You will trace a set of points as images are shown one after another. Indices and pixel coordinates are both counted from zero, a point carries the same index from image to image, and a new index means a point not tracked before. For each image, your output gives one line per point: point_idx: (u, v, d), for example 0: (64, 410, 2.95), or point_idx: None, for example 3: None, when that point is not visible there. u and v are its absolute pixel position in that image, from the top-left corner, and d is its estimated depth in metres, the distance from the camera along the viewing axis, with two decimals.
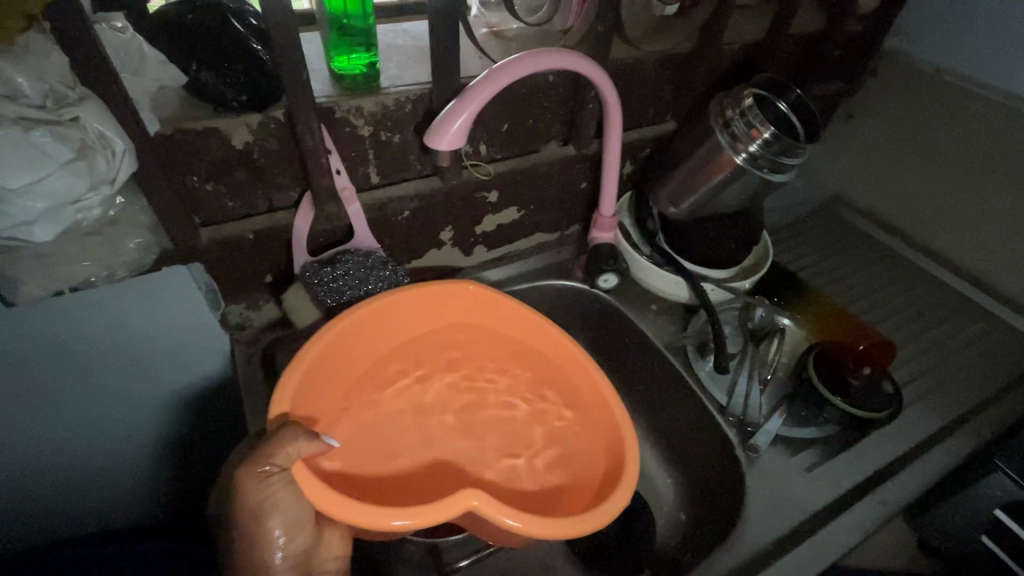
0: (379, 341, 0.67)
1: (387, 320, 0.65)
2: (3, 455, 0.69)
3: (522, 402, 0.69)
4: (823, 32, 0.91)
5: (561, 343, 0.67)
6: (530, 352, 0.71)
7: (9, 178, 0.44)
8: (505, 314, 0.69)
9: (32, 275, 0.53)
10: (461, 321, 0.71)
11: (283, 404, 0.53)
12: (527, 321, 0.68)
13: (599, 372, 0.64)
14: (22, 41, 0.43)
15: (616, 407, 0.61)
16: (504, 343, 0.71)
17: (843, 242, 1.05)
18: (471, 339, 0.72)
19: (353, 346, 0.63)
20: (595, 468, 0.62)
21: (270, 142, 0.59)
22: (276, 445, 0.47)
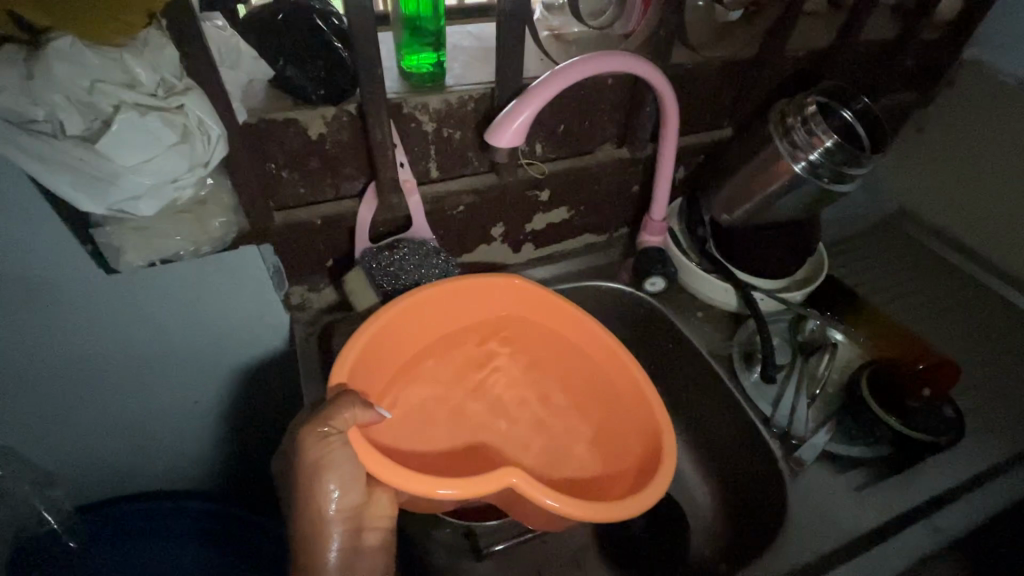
0: (428, 331, 0.69)
1: (436, 310, 0.68)
2: (90, 410, 0.76)
3: (562, 396, 0.71)
4: (894, 40, 0.88)
5: (600, 337, 0.68)
6: (570, 349, 0.72)
7: (125, 157, 0.50)
8: (547, 309, 0.71)
9: (134, 246, 0.60)
10: (504, 316, 0.73)
11: (341, 376, 0.57)
12: (568, 316, 0.70)
13: (636, 368, 0.65)
14: (143, 36, 0.49)
15: (656, 402, 0.62)
16: (546, 338, 0.73)
17: (906, 259, 1.00)
18: (514, 332, 0.74)
19: (402, 333, 0.66)
20: (631, 459, 0.63)
21: (343, 133, 0.64)
22: (336, 407, 0.51)
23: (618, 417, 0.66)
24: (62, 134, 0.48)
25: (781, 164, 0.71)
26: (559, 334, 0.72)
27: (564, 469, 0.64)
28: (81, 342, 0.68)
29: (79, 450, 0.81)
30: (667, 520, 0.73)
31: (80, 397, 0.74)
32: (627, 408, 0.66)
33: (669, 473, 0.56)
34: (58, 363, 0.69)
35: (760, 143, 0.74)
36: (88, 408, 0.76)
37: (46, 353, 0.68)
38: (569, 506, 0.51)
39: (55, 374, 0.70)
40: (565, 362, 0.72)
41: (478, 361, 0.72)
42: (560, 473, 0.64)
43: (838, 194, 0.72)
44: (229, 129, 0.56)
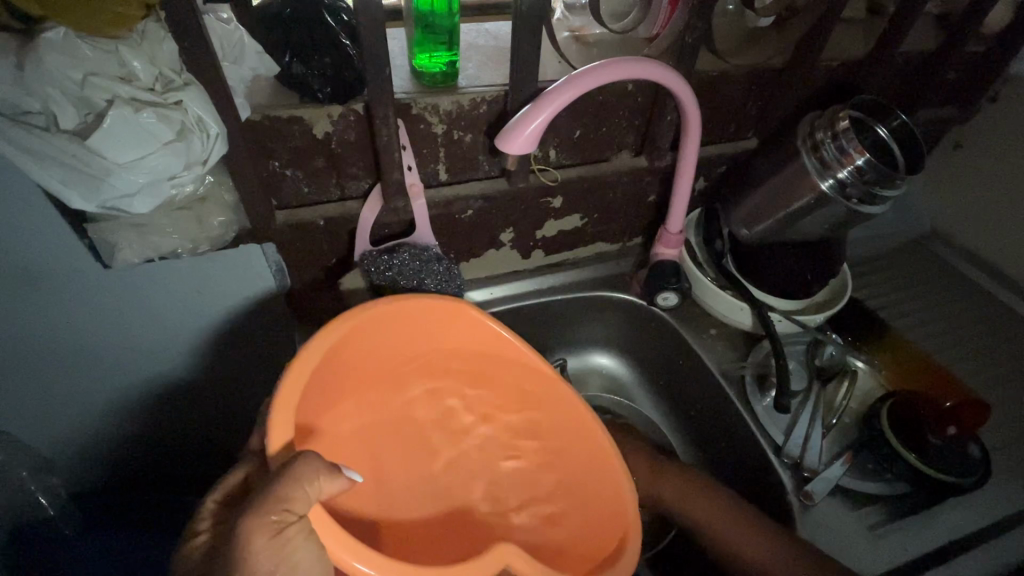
0: (355, 366, 0.53)
1: (368, 342, 0.53)
2: (84, 401, 0.75)
3: (510, 437, 0.61)
4: (938, 51, 0.82)
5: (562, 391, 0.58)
6: (524, 385, 0.60)
7: (118, 154, 0.48)
8: (500, 344, 0.58)
9: (128, 243, 0.59)
10: (446, 342, 0.59)
11: (285, 436, 0.43)
12: (525, 353, 0.58)
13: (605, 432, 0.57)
14: (140, 28, 0.47)
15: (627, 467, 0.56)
16: (496, 371, 0.61)
17: (934, 284, 0.95)
18: (456, 360, 0.60)
19: (321, 382, 0.50)
20: (593, 520, 0.56)
21: (349, 133, 0.61)
22: (292, 488, 0.40)
23: (565, 463, 0.59)
24: (55, 126, 0.47)
25: (807, 181, 0.67)
26: (510, 371, 0.60)
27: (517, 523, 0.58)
28: (75, 332, 0.66)
29: (74, 438, 0.80)
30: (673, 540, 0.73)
31: (71, 389, 0.73)
32: (587, 459, 0.58)
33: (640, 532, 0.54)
34: (51, 352, 0.67)
35: (786, 160, 0.70)
36: (82, 399, 0.75)
37: (39, 344, 0.66)
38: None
39: (49, 364, 0.69)
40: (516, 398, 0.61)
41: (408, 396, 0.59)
42: (512, 526, 0.58)
43: (866, 216, 0.68)
44: (230, 126, 0.55)
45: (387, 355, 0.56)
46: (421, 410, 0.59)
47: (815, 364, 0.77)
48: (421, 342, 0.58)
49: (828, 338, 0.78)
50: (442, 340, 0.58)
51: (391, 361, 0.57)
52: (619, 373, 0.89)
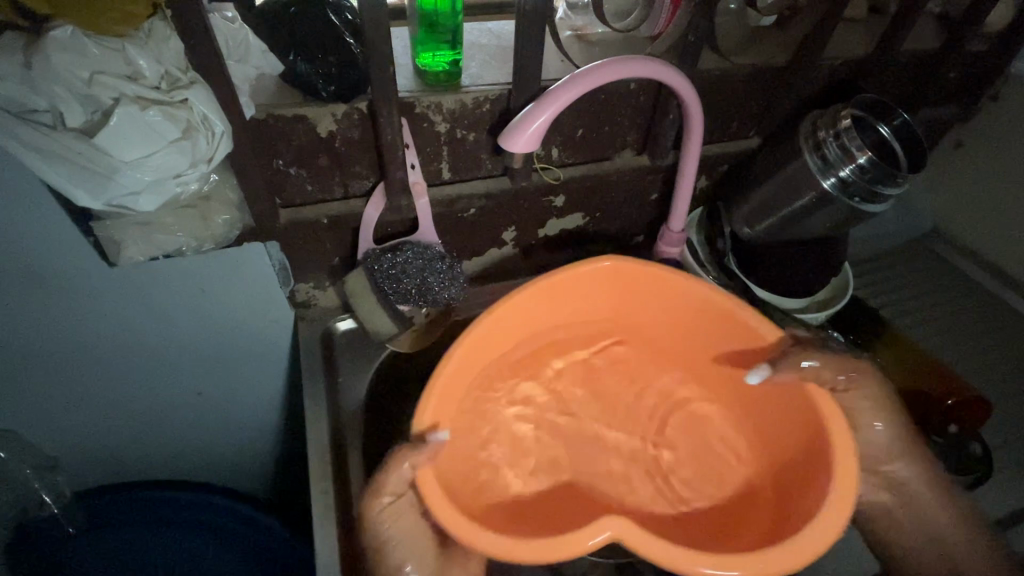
0: (522, 326, 0.69)
1: (543, 303, 0.68)
2: (90, 399, 0.76)
3: (673, 381, 0.74)
4: (940, 50, 0.82)
5: (701, 308, 0.67)
6: (689, 338, 0.71)
7: (124, 152, 0.48)
8: (647, 292, 0.69)
9: (134, 242, 0.60)
10: (617, 302, 0.72)
11: (425, 414, 0.58)
12: (678, 295, 0.68)
13: (760, 321, 0.63)
14: (147, 27, 0.47)
15: (838, 419, 0.56)
16: (656, 323, 0.72)
17: (935, 283, 0.96)
18: (662, 322, 0.72)
19: (494, 339, 0.66)
20: (801, 464, 0.60)
21: (352, 132, 0.62)
22: (391, 465, 0.55)
23: (777, 424, 0.65)
24: (61, 125, 0.47)
25: (809, 180, 0.67)
26: (667, 317, 0.70)
27: (663, 505, 0.66)
28: (81, 329, 0.67)
29: (78, 435, 0.80)
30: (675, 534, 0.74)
31: (77, 387, 0.73)
32: (790, 411, 0.63)
33: (848, 504, 0.52)
34: (57, 350, 0.68)
35: (788, 158, 0.70)
36: (90, 397, 0.75)
37: (45, 342, 0.66)
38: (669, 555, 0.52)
39: (57, 362, 0.69)
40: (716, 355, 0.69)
41: (654, 364, 0.75)
42: (682, 505, 0.66)
43: (867, 214, 0.68)
44: (234, 125, 0.55)
45: (575, 319, 0.72)
46: (668, 384, 0.74)
47: None
48: (629, 307, 0.72)
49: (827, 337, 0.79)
50: (610, 302, 0.72)
51: (578, 323, 0.73)
52: None
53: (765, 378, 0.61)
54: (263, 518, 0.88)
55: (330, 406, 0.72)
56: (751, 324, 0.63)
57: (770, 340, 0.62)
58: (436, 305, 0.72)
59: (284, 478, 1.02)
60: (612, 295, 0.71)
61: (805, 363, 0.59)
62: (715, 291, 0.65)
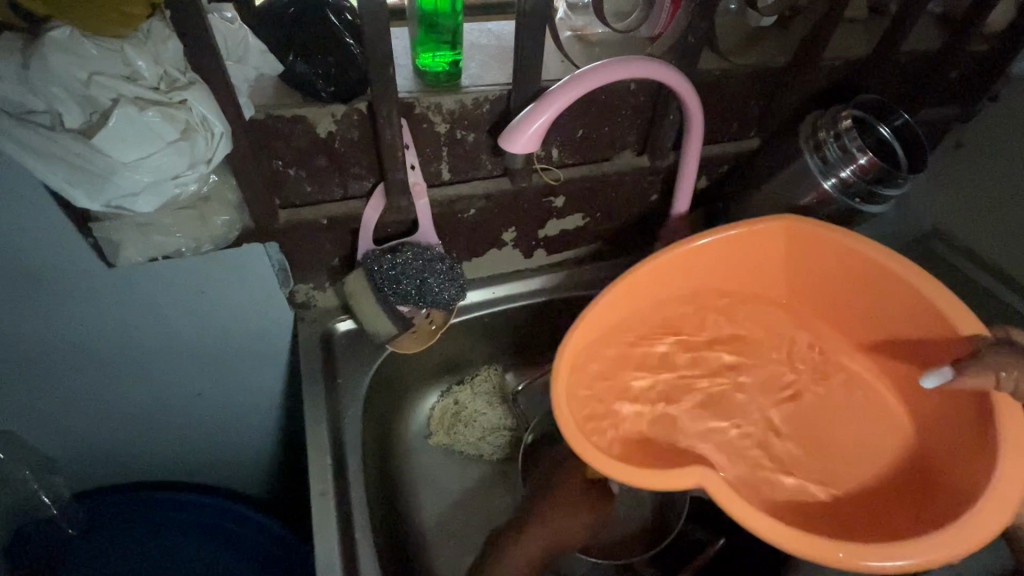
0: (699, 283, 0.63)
1: (684, 266, 0.60)
2: (89, 401, 0.75)
3: (819, 353, 0.66)
4: (940, 50, 0.82)
5: (888, 282, 0.57)
6: (892, 334, 0.60)
7: (122, 153, 0.48)
8: (858, 274, 0.59)
9: (132, 242, 0.60)
10: (805, 275, 0.63)
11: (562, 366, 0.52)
12: (889, 281, 0.57)
13: (944, 297, 0.54)
14: (145, 28, 0.47)
15: (1019, 428, 0.47)
16: (857, 309, 0.62)
17: None
18: (837, 296, 0.63)
19: (634, 299, 0.60)
20: (959, 460, 0.51)
21: (352, 132, 0.61)
22: None
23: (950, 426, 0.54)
24: (60, 126, 0.47)
25: (809, 181, 0.67)
26: (871, 299, 0.60)
27: (803, 492, 0.55)
28: (81, 330, 0.66)
29: (77, 437, 0.80)
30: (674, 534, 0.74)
31: (77, 388, 0.73)
32: (968, 415, 0.52)
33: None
34: (57, 351, 0.68)
35: (788, 159, 0.70)
36: (90, 398, 0.75)
37: (44, 343, 0.66)
38: (802, 545, 0.43)
39: (56, 363, 0.69)
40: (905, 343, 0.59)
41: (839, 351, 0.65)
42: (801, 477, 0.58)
43: (868, 215, 0.68)
44: (234, 126, 0.55)
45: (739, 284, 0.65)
46: (858, 371, 0.64)
47: None
48: (805, 279, 0.64)
49: None
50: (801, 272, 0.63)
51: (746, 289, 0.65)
52: None
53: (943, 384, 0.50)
54: (262, 519, 0.87)
55: (330, 406, 0.72)
56: (944, 314, 0.54)
57: (963, 335, 0.52)
58: (436, 306, 0.72)
59: (283, 479, 1.02)
60: (753, 255, 0.63)
61: (1002, 371, 0.47)
62: (900, 259, 0.56)
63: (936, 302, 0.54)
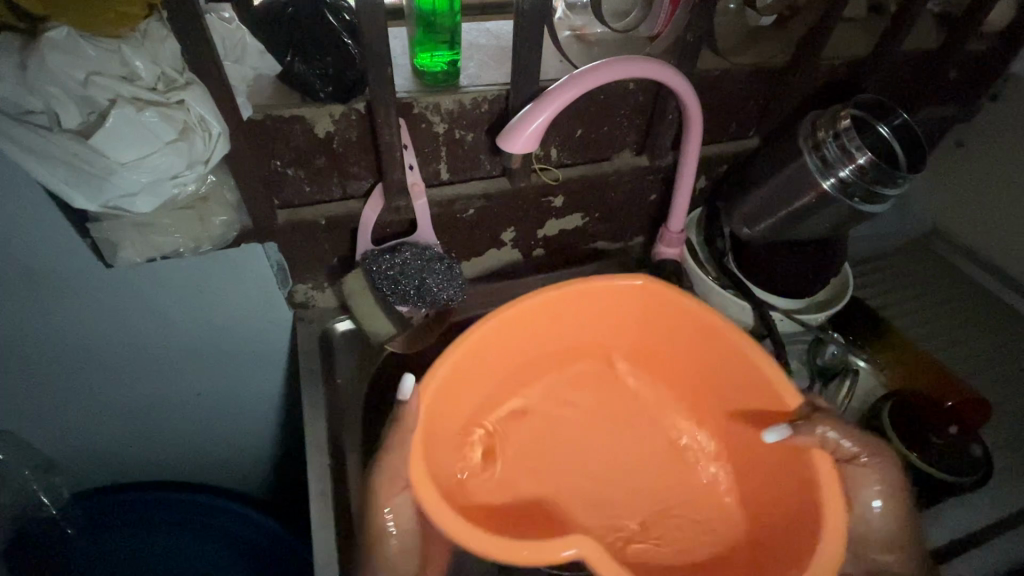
0: (530, 344, 0.70)
1: (503, 340, 0.66)
2: (88, 402, 0.76)
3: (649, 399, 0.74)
4: (939, 50, 0.82)
5: (701, 333, 0.67)
6: (733, 384, 0.66)
7: (120, 153, 0.48)
8: (685, 324, 0.68)
9: (131, 242, 0.59)
10: (636, 330, 0.72)
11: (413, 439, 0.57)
12: (699, 329, 0.67)
13: (753, 347, 0.63)
14: (142, 28, 0.47)
15: (830, 478, 0.55)
16: (681, 359, 0.71)
17: (934, 282, 0.96)
18: (651, 349, 0.73)
19: (465, 375, 0.64)
20: (792, 511, 0.58)
21: (350, 133, 0.61)
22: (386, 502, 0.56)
23: (767, 463, 0.63)
24: (58, 126, 0.47)
25: (809, 180, 0.67)
26: (665, 348, 0.72)
27: (645, 555, 0.62)
28: (79, 331, 0.67)
29: (75, 437, 0.80)
30: None
31: (73, 390, 0.73)
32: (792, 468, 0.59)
33: (839, 534, 0.52)
34: (55, 351, 0.68)
35: (788, 159, 0.69)
36: (89, 399, 0.75)
37: (42, 344, 0.66)
38: None
39: (54, 364, 0.69)
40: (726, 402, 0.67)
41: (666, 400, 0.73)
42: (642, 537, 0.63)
43: (867, 215, 0.68)
44: (232, 126, 0.55)
45: (575, 338, 0.72)
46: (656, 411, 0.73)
47: (815, 364, 0.78)
48: (627, 336, 0.73)
49: (830, 338, 0.78)
50: (624, 329, 0.72)
51: (556, 342, 0.72)
52: None
53: (782, 439, 0.57)
54: (261, 518, 0.87)
55: (329, 405, 0.72)
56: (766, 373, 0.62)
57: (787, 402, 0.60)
58: (436, 306, 0.72)
59: (283, 479, 1.02)
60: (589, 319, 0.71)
61: (826, 432, 0.56)
62: (717, 317, 0.65)
63: (751, 355, 0.63)
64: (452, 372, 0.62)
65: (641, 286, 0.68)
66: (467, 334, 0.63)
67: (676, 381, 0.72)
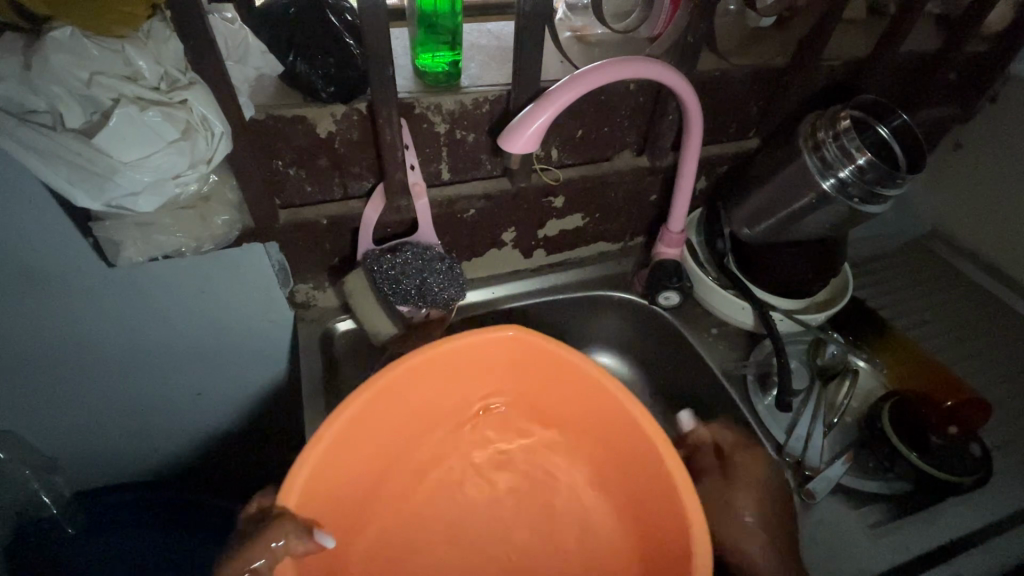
0: (399, 415, 0.61)
1: (369, 413, 0.57)
2: (89, 401, 0.76)
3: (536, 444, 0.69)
4: (938, 52, 0.82)
5: (581, 379, 0.62)
6: (605, 427, 0.62)
7: (123, 153, 0.48)
8: (560, 370, 0.63)
9: (133, 241, 0.59)
10: (515, 377, 0.67)
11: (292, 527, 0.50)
12: (579, 377, 0.62)
13: (624, 393, 0.59)
14: (146, 27, 0.48)
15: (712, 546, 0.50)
16: (556, 400, 0.66)
17: (935, 283, 0.96)
18: (536, 392, 0.67)
19: (334, 462, 0.55)
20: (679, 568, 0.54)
21: (351, 133, 0.62)
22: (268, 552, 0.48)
23: (660, 521, 0.56)
24: (61, 125, 0.47)
25: (809, 181, 0.67)
26: (553, 392, 0.65)
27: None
28: (79, 331, 0.67)
29: (75, 437, 0.80)
30: None
31: (72, 389, 0.73)
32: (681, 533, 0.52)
33: None
34: (55, 351, 0.68)
35: (788, 159, 0.70)
36: (89, 399, 0.75)
37: (43, 343, 0.66)
38: None
39: (54, 364, 0.69)
40: (610, 452, 0.63)
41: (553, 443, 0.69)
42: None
43: (867, 215, 0.68)
44: (234, 125, 0.55)
45: (439, 391, 0.63)
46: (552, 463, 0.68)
47: (816, 365, 0.77)
48: (510, 384, 0.68)
49: (830, 337, 0.78)
50: (508, 375, 0.67)
51: (421, 400, 0.62)
52: (621, 373, 0.90)
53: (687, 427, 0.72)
54: None
55: (330, 404, 0.72)
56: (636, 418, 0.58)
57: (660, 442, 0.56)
58: (436, 306, 0.72)
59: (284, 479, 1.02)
60: (466, 368, 0.64)
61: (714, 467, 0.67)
62: (591, 365, 0.60)
63: (620, 401, 0.59)
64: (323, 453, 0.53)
65: (512, 336, 0.62)
66: (323, 432, 0.52)
67: (558, 423, 0.68)
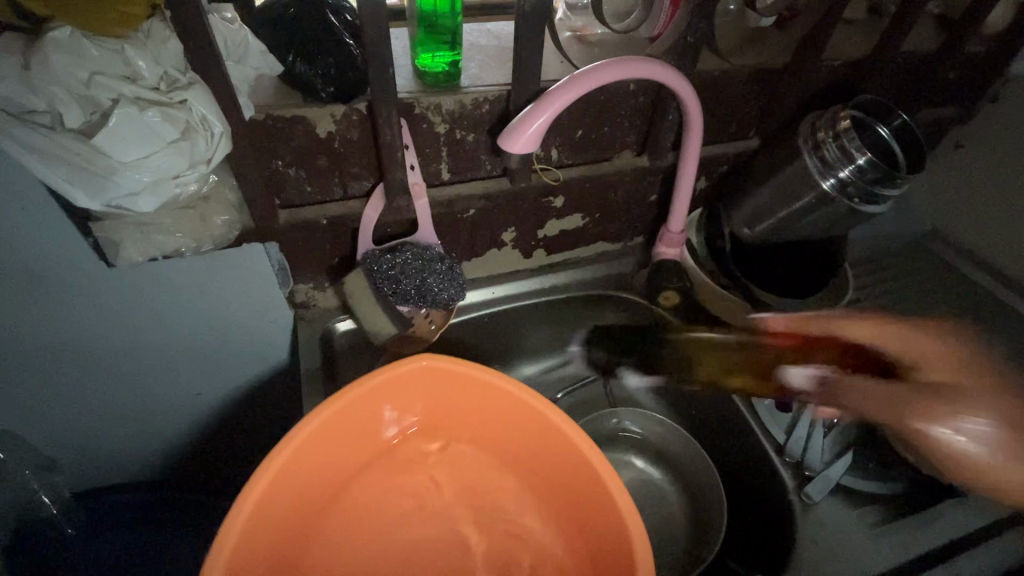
0: (326, 460, 0.55)
1: (295, 465, 0.51)
2: (87, 402, 0.76)
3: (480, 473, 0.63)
4: (937, 52, 0.82)
5: (511, 403, 0.56)
6: (538, 445, 0.57)
7: (123, 153, 0.48)
8: (481, 391, 0.58)
9: (133, 242, 0.60)
10: (443, 403, 0.61)
11: None
12: (508, 400, 0.56)
13: (557, 413, 0.54)
14: (145, 28, 0.48)
15: None
16: (482, 422, 0.61)
17: (935, 283, 0.95)
18: (469, 418, 0.61)
19: (261, 526, 0.49)
20: None
21: (351, 132, 0.61)
22: None
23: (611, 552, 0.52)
24: (61, 125, 0.47)
25: (809, 180, 0.67)
26: (485, 416, 0.60)
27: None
28: (76, 332, 0.67)
29: (75, 438, 0.80)
30: (682, 529, 0.72)
31: (70, 389, 0.73)
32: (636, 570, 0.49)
33: None
34: (52, 352, 0.68)
35: (787, 159, 0.70)
36: (87, 399, 0.75)
37: (42, 344, 0.66)
38: None
39: (51, 364, 0.69)
40: (549, 471, 0.58)
41: (495, 470, 0.63)
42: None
43: (866, 215, 0.67)
44: (234, 125, 0.55)
45: (357, 435, 0.58)
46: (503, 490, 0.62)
47: None
48: (439, 411, 0.62)
49: None
50: (436, 403, 0.61)
51: (337, 447, 0.56)
52: None
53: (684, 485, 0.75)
54: None
55: None
56: (571, 438, 0.53)
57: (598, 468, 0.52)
58: (436, 306, 0.72)
59: None
60: (392, 399, 0.58)
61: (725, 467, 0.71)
62: (521, 386, 0.55)
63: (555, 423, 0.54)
64: (248, 519, 0.47)
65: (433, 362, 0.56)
66: (230, 521, 0.46)
67: (495, 445, 0.62)
